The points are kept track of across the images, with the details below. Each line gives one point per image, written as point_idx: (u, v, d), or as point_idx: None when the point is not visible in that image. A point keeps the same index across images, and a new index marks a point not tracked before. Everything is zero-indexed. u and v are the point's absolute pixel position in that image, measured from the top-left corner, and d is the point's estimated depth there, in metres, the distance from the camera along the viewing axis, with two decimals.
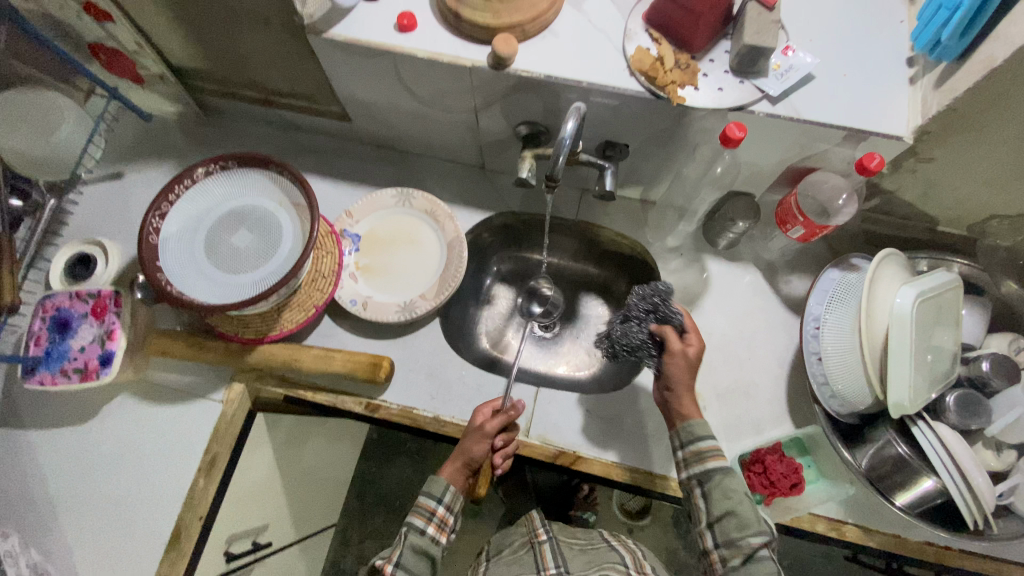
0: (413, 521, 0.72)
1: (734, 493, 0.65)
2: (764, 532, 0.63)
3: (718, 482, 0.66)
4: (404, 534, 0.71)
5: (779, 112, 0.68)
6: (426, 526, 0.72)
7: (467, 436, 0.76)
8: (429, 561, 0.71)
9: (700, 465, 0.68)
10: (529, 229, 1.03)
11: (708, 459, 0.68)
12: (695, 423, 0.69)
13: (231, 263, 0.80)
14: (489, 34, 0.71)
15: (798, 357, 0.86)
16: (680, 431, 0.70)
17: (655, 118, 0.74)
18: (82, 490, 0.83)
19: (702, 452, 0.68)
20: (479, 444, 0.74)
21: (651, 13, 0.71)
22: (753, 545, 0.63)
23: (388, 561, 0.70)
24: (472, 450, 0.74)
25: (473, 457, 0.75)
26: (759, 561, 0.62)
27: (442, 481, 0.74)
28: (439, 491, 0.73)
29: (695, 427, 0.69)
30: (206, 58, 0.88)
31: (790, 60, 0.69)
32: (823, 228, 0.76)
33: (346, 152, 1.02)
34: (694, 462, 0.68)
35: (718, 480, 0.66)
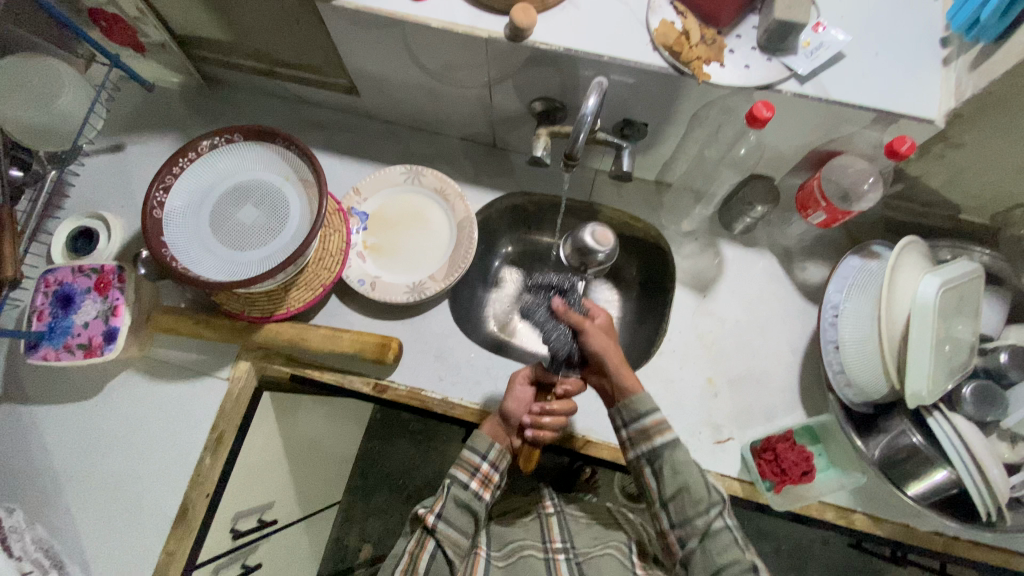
0: (456, 474, 0.72)
1: (683, 468, 0.65)
2: (716, 504, 0.64)
3: (667, 458, 0.66)
4: (447, 486, 0.71)
5: (808, 92, 0.66)
6: (469, 480, 0.71)
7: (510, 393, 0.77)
8: (471, 517, 0.70)
9: (647, 444, 0.68)
10: (540, 210, 1.01)
11: (653, 436, 0.67)
12: (635, 401, 0.68)
13: (237, 239, 0.78)
14: (508, 5, 0.68)
15: (812, 346, 0.85)
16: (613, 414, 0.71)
17: (677, 97, 0.71)
18: (89, 466, 0.82)
19: (642, 434, 0.68)
20: (516, 398, 0.74)
21: None
22: (708, 519, 0.64)
23: (430, 510, 0.70)
24: (508, 402, 0.74)
25: (511, 412, 0.74)
26: (715, 538, 0.63)
27: (485, 437, 0.73)
28: (484, 448, 0.72)
29: (637, 404, 0.68)
30: (210, 25, 0.85)
31: (821, 38, 0.66)
32: (846, 214, 0.74)
33: (354, 128, 0.99)
34: (640, 442, 0.68)
35: (670, 456, 0.66)
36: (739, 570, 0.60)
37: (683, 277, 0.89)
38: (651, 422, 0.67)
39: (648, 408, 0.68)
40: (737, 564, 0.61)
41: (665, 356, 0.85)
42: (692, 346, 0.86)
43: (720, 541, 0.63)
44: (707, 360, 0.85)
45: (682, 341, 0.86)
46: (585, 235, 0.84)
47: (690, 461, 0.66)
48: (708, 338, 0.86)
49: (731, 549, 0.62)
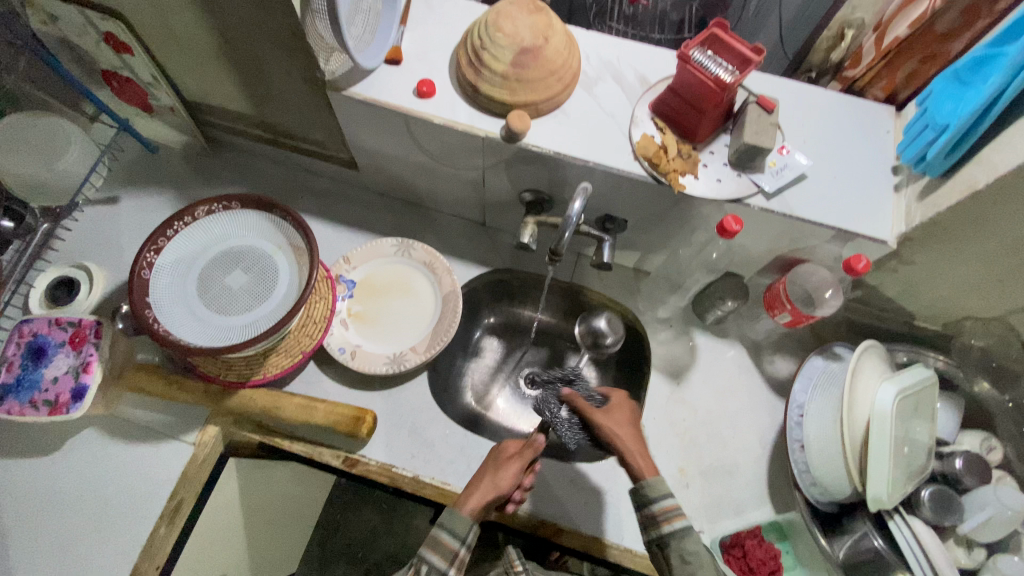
0: (434, 562, 0.61)
1: (693, 556, 0.62)
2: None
3: (676, 546, 0.63)
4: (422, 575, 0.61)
5: (773, 208, 0.72)
6: (447, 569, 0.61)
7: (498, 468, 0.71)
8: None
9: (657, 530, 0.65)
10: (524, 286, 1.04)
11: (671, 521, 0.64)
12: (651, 481, 0.66)
13: (221, 303, 0.79)
14: (505, 109, 0.74)
15: (779, 439, 0.87)
16: (634, 494, 0.68)
17: (656, 200, 0.77)
18: (30, 532, 0.77)
19: (659, 517, 0.65)
20: (514, 482, 0.71)
21: (658, 103, 0.75)
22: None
23: None
24: (502, 480, 0.69)
25: (506, 494, 0.70)
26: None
27: (467, 518, 0.64)
28: (465, 530, 0.64)
29: (649, 489, 0.66)
30: (221, 96, 0.90)
31: (786, 159, 0.73)
32: (810, 317, 0.79)
33: (349, 197, 1.03)
34: (660, 523, 0.64)
35: (678, 544, 0.63)
36: None
37: (658, 363, 0.92)
38: (663, 507, 0.65)
39: (660, 493, 0.65)
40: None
41: None
42: (665, 434, 0.87)
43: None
44: (680, 449, 0.86)
45: (654, 429, 0.87)
46: (596, 320, 0.95)
47: (701, 550, 0.62)
48: (681, 427, 0.88)
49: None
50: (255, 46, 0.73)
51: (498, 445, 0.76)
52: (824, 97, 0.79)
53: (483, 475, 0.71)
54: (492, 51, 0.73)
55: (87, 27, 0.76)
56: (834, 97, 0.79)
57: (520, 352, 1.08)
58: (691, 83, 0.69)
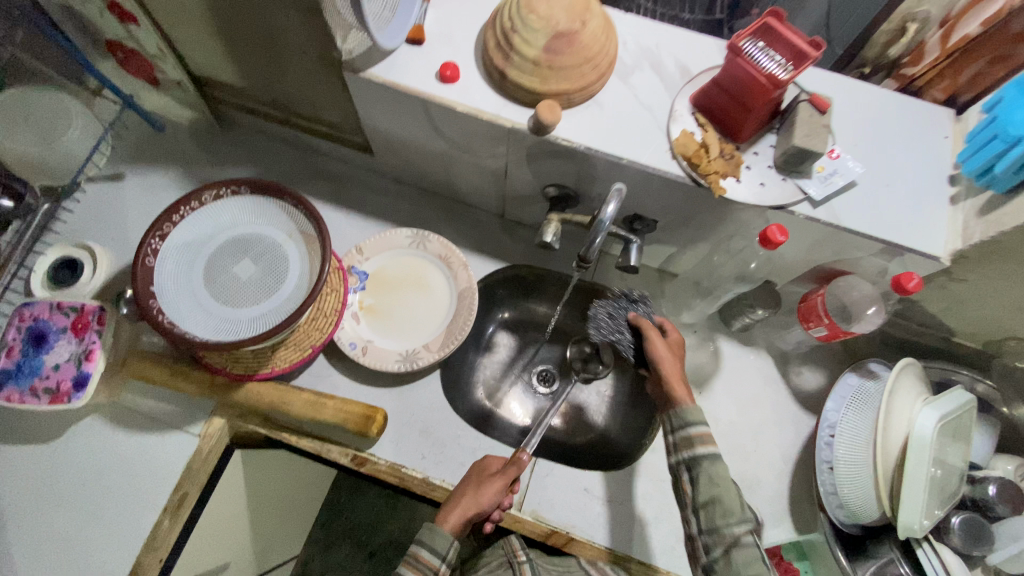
0: None
1: (718, 481, 0.62)
2: (748, 520, 0.60)
3: (704, 468, 0.62)
4: None
5: (819, 216, 0.67)
6: None
7: (481, 484, 0.70)
8: None
9: (688, 452, 0.64)
10: (541, 281, 0.98)
11: (697, 445, 0.64)
12: (686, 408, 0.66)
13: (229, 295, 0.75)
14: (534, 98, 0.69)
15: (803, 455, 0.84)
16: (667, 417, 0.68)
17: (692, 203, 0.72)
18: (32, 519, 0.76)
19: (686, 442, 0.65)
20: (497, 500, 0.69)
21: (700, 97, 0.70)
22: (737, 534, 0.59)
23: None
24: (485, 496, 0.68)
25: (487, 512, 0.68)
26: (742, 557, 0.58)
27: (447, 535, 0.63)
28: (445, 547, 0.63)
29: (687, 413, 0.66)
30: (231, 71, 0.85)
31: (835, 164, 0.68)
32: (846, 333, 0.75)
33: (363, 182, 0.98)
34: (683, 447, 0.65)
35: (705, 468, 0.62)
36: None
37: None
38: (695, 431, 0.64)
39: (695, 417, 0.65)
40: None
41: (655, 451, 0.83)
42: None
43: (744, 561, 0.58)
44: None
45: None
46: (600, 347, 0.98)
47: (727, 475, 0.62)
48: None
49: (756, 566, 0.57)
50: (267, 21, 0.68)
51: (480, 461, 0.75)
52: (877, 98, 0.73)
53: (465, 491, 0.69)
54: (523, 35, 0.67)
55: None
56: (889, 97, 0.73)
57: (536, 351, 1.04)
58: (738, 77, 0.64)
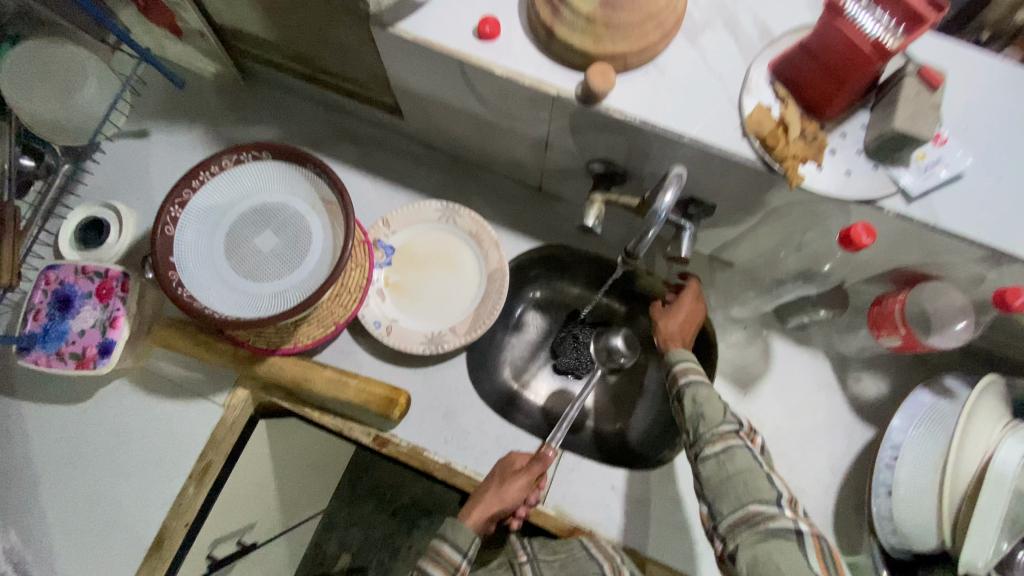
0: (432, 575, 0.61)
1: (703, 399, 0.62)
2: (731, 423, 0.60)
3: (687, 392, 0.63)
4: None
5: (913, 213, 0.57)
6: None
7: (505, 480, 0.69)
8: None
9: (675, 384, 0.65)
10: (578, 263, 0.91)
11: (684, 374, 0.65)
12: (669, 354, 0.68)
13: (250, 268, 0.72)
14: (585, 62, 0.60)
15: (854, 469, 0.77)
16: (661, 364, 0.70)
17: (758, 189, 0.63)
18: (68, 476, 0.78)
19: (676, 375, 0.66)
20: (521, 496, 0.69)
21: (782, 65, 0.59)
22: (720, 435, 0.59)
23: None
24: (508, 493, 0.68)
25: (510, 508, 0.68)
26: (732, 456, 0.58)
27: (469, 531, 0.64)
28: (466, 543, 0.63)
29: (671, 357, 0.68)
30: (252, 22, 0.78)
31: (939, 153, 0.58)
32: (923, 345, 0.67)
33: (393, 147, 0.92)
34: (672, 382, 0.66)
35: (690, 391, 0.63)
36: (755, 481, 0.56)
37: (725, 369, 0.81)
38: (679, 365, 0.66)
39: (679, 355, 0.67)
40: (753, 477, 0.56)
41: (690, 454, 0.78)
42: None
43: (737, 461, 0.57)
44: None
45: None
46: (615, 337, 0.94)
47: (712, 392, 0.63)
48: None
49: (746, 464, 0.57)
50: None
51: (506, 456, 0.74)
52: (998, 71, 0.61)
53: (490, 486, 0.69)
54: None
55: None
56: (1013, 70, 0.61)
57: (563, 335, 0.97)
58: (834, 43, 0.53)
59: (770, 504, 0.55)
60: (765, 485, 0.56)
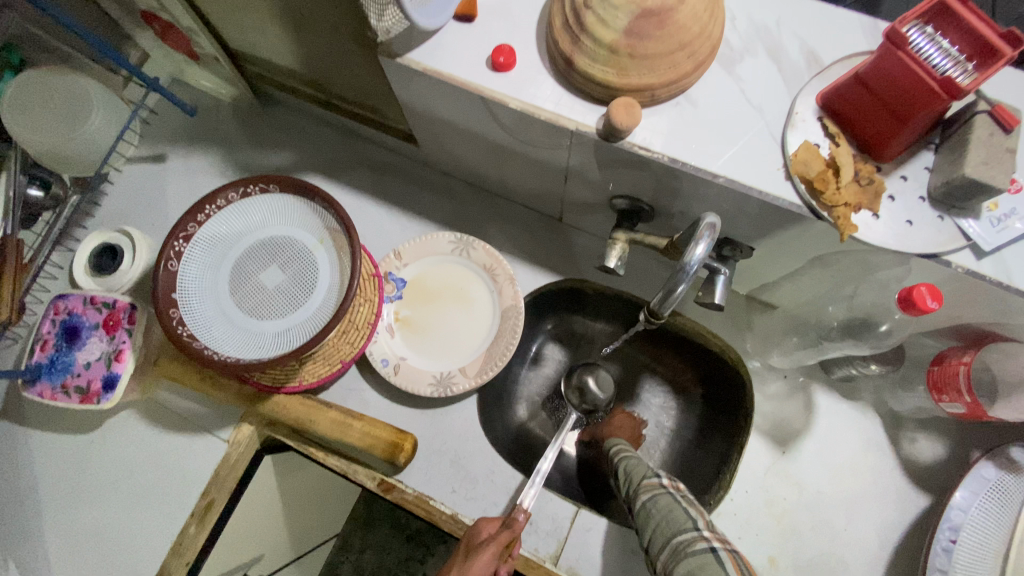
0: None
1: (628, 466, 0.63)
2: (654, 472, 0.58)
3: (618, 468, 0.64)
4: None
5: (987, 272, 0.49)
6: None
7: (472, 555, 0.60)
8: None
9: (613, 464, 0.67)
10: (602, 299, 0.85)
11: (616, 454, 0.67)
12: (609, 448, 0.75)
13: (254, 305, 0.69)
14: (608, 95, 0.55)
15: (908, 544, 0.69)
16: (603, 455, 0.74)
17: (802, 235, 0.56)
18: (72, 508, 0.77)
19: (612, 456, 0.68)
20: (489, 572, 0.58)
21: (832, 97, 0.52)
22: (643, 486, 0.58)
23: None
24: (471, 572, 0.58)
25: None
26: (654, 500, 0.55)
27: None
28: None
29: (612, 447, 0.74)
30: (264, 46, 0.75)
31: (1015, 203, 0.50)
32: (990, 415, 0.59)
33: (409, 174, 0.88)
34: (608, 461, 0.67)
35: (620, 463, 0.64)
36: (675, 514, 0.53)
37: (760, 423, 0.74)
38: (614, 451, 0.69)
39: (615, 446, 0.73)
40: (674, 517, 0.53)
41: (719, 516, 0.71)
42: (756, 513, 0.71)
43: (657, 503, 0.55)
44: (772, 533, 0.70)
45: (743, 506, 0.71)
46: (589, 378, 0.85)
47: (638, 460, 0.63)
48: (779, 506, 0.71)
49: (666, 505, 0.54)
50: None
51: (471, 530, 0.66)
52: None
53: (452, 569, 0.60)
54: (600, 14, 0.52)
55: None
56: None
57: (566, 375, 0.88)
58: (895, 76, 0.46)
59: (691, 531, 0.51)
60: (683, 515, 0.53)
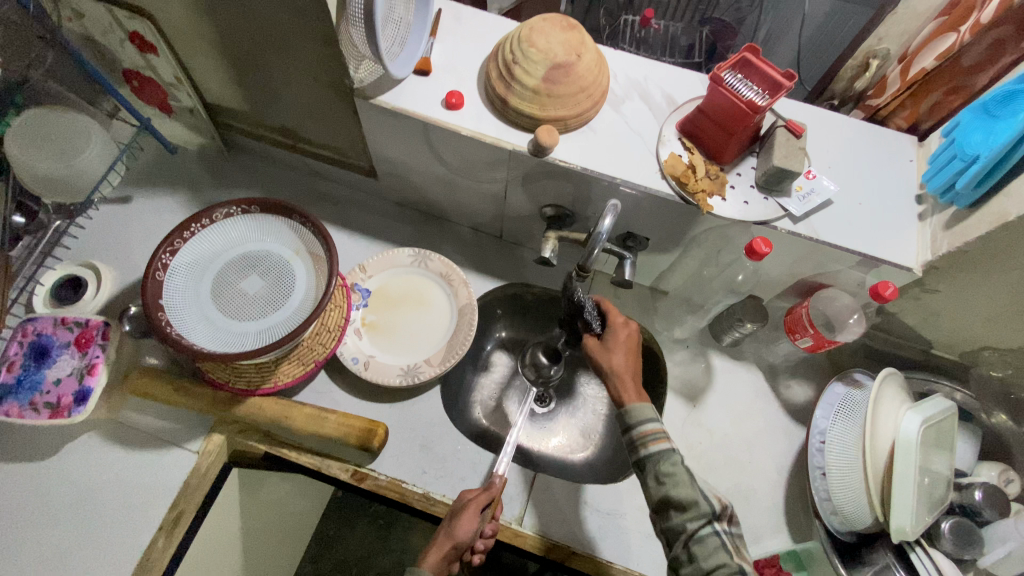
0: None
1: (669, 478, 0.62)
2: (700, 509, 0.60)
3: (652, 469, 0.63)
4: None
5: (800, 231, 0.72)
6: None
7: (456, 518, 0.71)
8: None
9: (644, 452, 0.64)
10: (539, 301, 1.01)
11: (649, 446, 0.64)
12: (632, 407, 0.66)
13: (236, 309, 0.77)
14: (533, 124, 0.74)
15: (797, 466, 0.86)
16: (619, 419, 0.67)
17: (681, 220, 0.77)
18: (23, 540, 0.74)
19: (639, 442, 0.64)
20: (474, 529, 0.70)
21: (685, 124, 0.76)
22: (692, 522, 0.60)
23: None
24: (456, 530, 0.70)
25: (465, 544, 0.69)
26: (702, 548, 0.58)
27: None
28: None
29: (633, 414, 0.66)
30: (241, 97, 0.88)
31: (812, 184, 0.74)
32: (832, 342, 0.79)
33: (367, 206, 1.02)
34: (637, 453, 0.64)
35: (654, 466, 0.63)
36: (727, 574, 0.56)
37: (675, 384, 0.91)
38: (644, 433, 0.64)
39: (644, 417, 0.65)
40: (723, 570, 0.56)
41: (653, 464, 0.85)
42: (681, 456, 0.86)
43: (705, 548, 0.58)
44: (695, 472, 0.85)
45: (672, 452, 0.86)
46: (539, 352, 0.95)
47: (676, 469, 0.62)
48: (697, 449, 0.87)
49: (717, 555, 0.57)
50: (282, 50, 0.74)
51: (457, 495, 0.77)
52: (843, 125, 0.80)
53: (441, 528, 0.72)
54: (524, 66, 0.73)
55: (112, 24, 0.76)
56: (854, 125, 0.80)
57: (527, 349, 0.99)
58: (720, 104, 0.69)
59: None
60: None
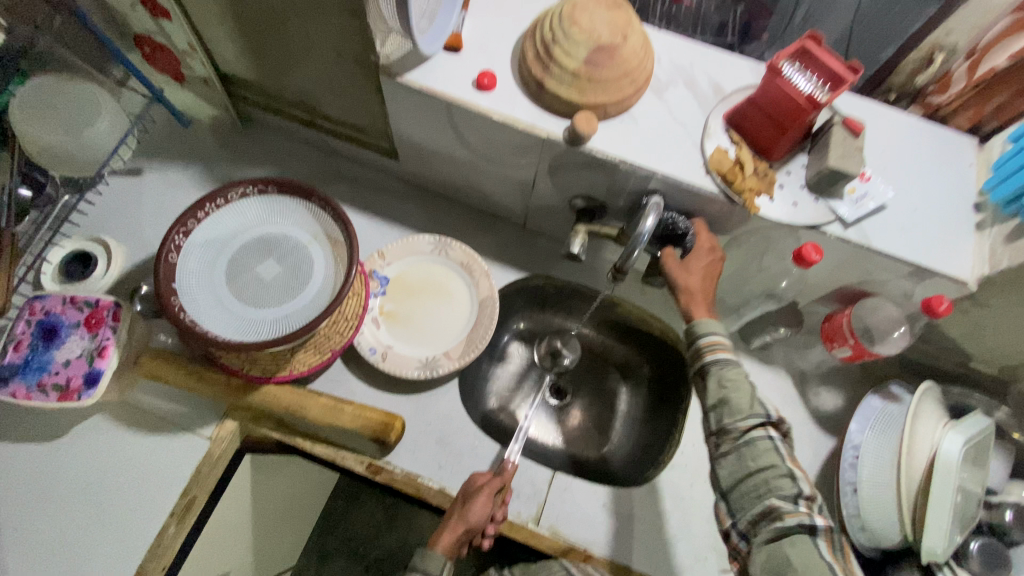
0: None
1: (731, 383, 0.63)
2: (757, 415, 0.61)
3: (716, 373, 0.64)
4: None
5: (850, 237, 0.68)
6: None
7: (468, 502, 0.70)
8: None
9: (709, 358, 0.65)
10: (561, 294, 0.98)
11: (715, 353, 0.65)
12: (698, 323, 0.67)
13: (251, 294, 0.74)
14: (571, 110, 0.69)
15: (821, 476, 0.84)
16: (685, 332, 0.68)
17: (722, 219, 0.72)
18: (35, 520, 0.73)
19: (706, 350, 0.65)
20: (485, 514, 0.70)
21: (733, 115, 0.70)
22: (745, 428, 0.61)
23: None
24: (468, 513, 0.69)
25: (477, 528, 0.69)
26: (753, 447, 0.60)
27: (438, 557, 0.67)
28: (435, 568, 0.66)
29: (698, 328, 0.67)
30: (257, 68, 0.83)
31: (866, 187, 0.69)
32: (871, 353, 0.76)
33: (385, 187, 0.98)
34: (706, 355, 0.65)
35: (717, 371, 0.64)
36: (775, 476, 0.58)
37: None
38: (708, 341, 0.65)
39: (708, 333, 0.66)
40: (774, 470, 0.59)
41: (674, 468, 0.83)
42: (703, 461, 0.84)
43: (757, 448, 0.60)
44: None
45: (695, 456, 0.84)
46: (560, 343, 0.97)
47: (739, 378, 0.63)
48: None
49: (769, 457, 0.59)
50: (303, 21, 0.69)
51: (468, 477, 0.76)
52: (901, 123, 0.74)
53: (454, 510, 0.71)
54: (564, 47, 0.68)
55: None
56: (912, 124, 0.75)
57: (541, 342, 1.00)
58: (776, 97, 0.64)
59: (789, 501, 0.57)
60: (785, 480, 0.58)
